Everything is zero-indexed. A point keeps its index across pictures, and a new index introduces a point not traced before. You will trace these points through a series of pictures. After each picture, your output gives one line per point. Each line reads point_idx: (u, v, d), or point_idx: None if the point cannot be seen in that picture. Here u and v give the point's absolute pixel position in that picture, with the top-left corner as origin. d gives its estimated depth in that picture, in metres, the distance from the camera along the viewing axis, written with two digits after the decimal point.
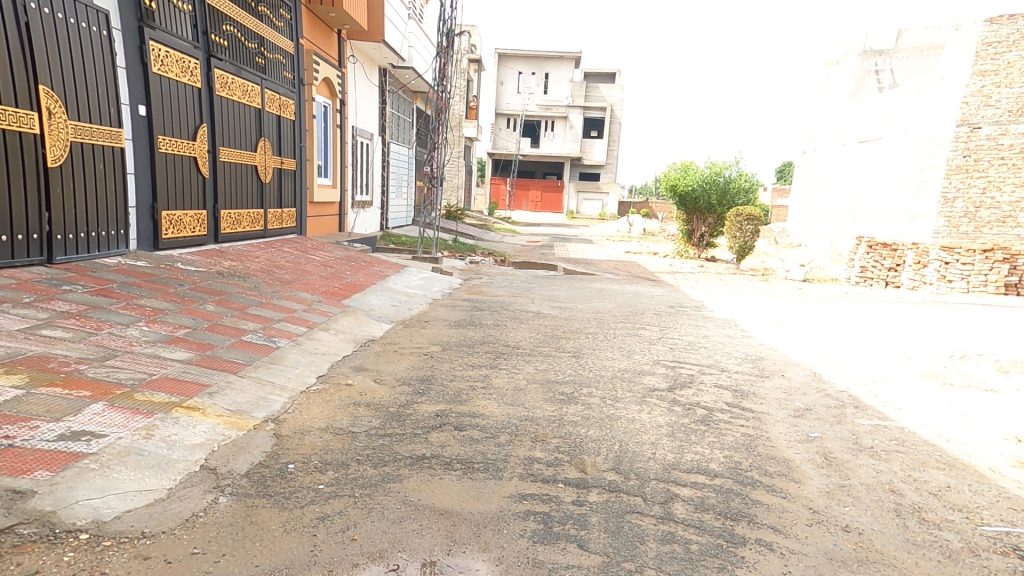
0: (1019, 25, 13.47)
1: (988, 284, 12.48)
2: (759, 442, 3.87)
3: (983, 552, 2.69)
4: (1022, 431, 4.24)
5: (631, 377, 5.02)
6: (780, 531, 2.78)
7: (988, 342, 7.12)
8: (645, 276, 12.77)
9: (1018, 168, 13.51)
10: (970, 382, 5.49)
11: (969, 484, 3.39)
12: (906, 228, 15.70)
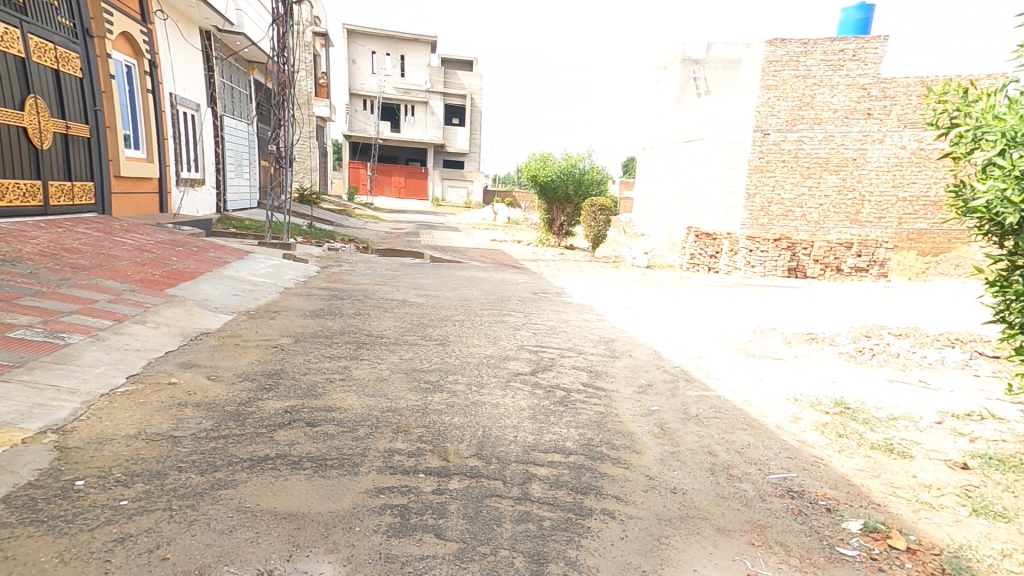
0: (788, 49, 16.07)
1: (777, 268, 14.59)
2: (610, 419, 4.16)
3: (769, 497, 3.18)
4: (799, 391, 5.05)
5: (497, 362, 5.11)
6: (622, 499, 3.00)
7: (779, 318, 8.40)
8: (512, 263, 13.14)
9: (793, 169, 16.49)
10: (767, 352, 6.42)
11: (764, 440, 3.97)
12: (722, 222, 17.80)
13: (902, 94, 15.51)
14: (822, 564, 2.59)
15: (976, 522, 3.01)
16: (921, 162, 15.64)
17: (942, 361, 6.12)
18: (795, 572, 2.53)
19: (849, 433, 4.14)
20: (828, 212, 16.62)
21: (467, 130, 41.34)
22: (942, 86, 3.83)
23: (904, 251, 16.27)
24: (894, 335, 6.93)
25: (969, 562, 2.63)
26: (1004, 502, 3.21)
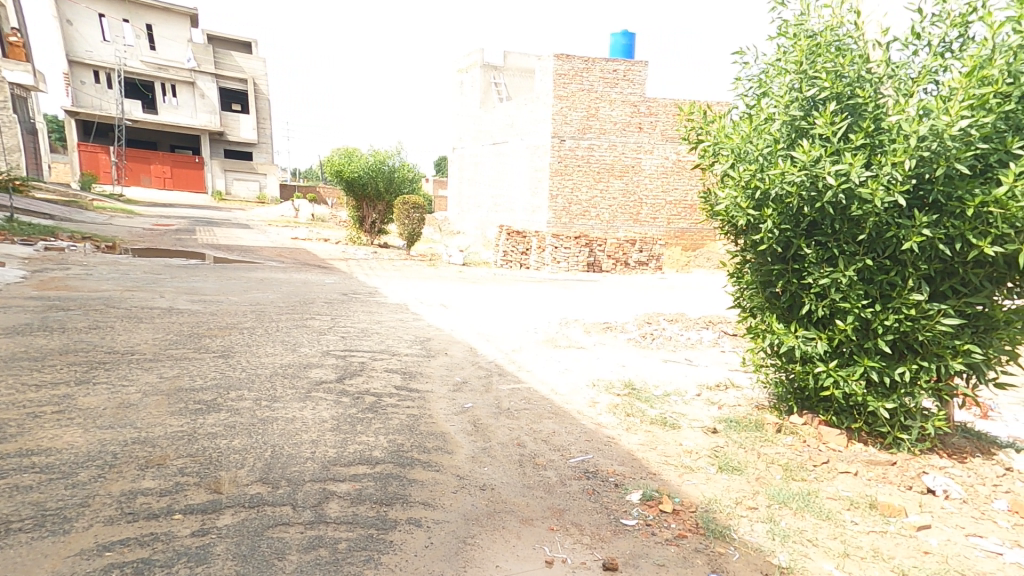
0: (573, 64, 17.61)
1: (577, 264, 16.01)
2: (423, 421, 4.00)
3: (569, 480, 3.33)
4: (596, 377, 5.50)
5: (295, 371, 4.62)
6: (429, 505, 2.87)
7: (579, 309, 9.16)
8: (316, 263, 12.31)
9: (587, 173, 18.20)
10: (571, 342, 6.90)
11: (567, 427, 4.18)
12: (530, 220, 18.97)
13: (662, 112, 18.19)
14: (608, 538, 2.76)
15: (721, 477, 3.52)
16: (679, 170, 18.71)
17: (701, 340, 7.21)
18: (583, 549, 2.65)
19: (635, 411, 4.59)
20: (616, 213, 18.70)
21: (252, 119, 37.80)
22: (689, 106, 4.41)
23: (672, 248, 19.16)
24: (667, 320, 7.96)
25: (715, 514, 3.05)
26: (738, 457, 3.82)
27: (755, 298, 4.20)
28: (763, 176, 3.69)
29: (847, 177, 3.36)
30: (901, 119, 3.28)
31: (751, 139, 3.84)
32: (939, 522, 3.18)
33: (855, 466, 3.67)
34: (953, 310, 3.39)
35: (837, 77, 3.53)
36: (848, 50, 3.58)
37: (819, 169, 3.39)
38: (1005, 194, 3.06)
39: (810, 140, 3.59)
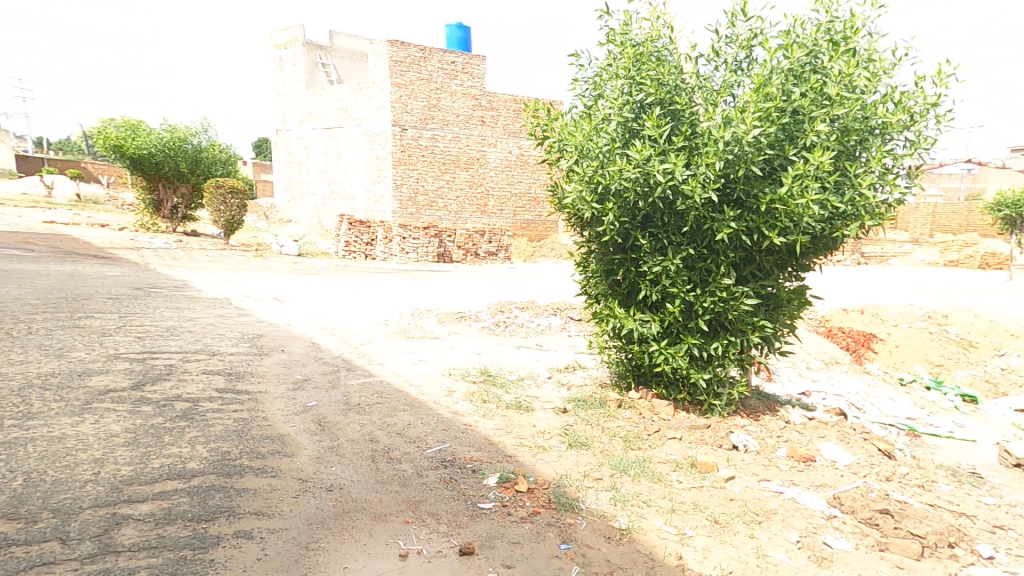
0: (409, 52, 17.31)
1: (427, 255, 15.89)
2: (255, 425, 3.64)
3: (425, 471, 3.29)
4: (452, 366, 5.52)
5: (68, 382, 3.88)
6: (263, 514, 2.63)
7: (429, 300, 9.10)
8: (94, 253, 10.35)
9: (433, 164, 18.14)
10: (425, 332, 6.84)
11: (423, 418, 4.12)
12: (374, 210, 18.24)
13: (502, 107, 19.32)
14: (465, 523, 2.79)
15: (570, 453, 3.77)
16: (522, 165, 19.94)
17: (550, 326, 7.63)
18: (440, 538, 2.65)
19: (491, 397, 4.69)
20: (464, 204, 19.08)
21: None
22: (534, 103, 4.62)
23: (520, 238, 20.12)
24: (519, 308, 8.28)
25: (566, 488, 3.26)
26: (586, 432, 4.13)
27: (600, 286, 4.57)
28: (603, 172, 4.00)
29: (671, 175, 3.79)
30: (710, 126, 3.79)
31: (592, 138, 4.14)
32: (740, 472, 3.79)
33: (680, 432, 4.20)
34: (752, 291, 4.04)
35: (660, 84, 3.96)
36: (665, 60, 4.03)
37: (650, 167, 3.78)
38: (785, 193, 3.72)
39: (641, 140, 3.99)
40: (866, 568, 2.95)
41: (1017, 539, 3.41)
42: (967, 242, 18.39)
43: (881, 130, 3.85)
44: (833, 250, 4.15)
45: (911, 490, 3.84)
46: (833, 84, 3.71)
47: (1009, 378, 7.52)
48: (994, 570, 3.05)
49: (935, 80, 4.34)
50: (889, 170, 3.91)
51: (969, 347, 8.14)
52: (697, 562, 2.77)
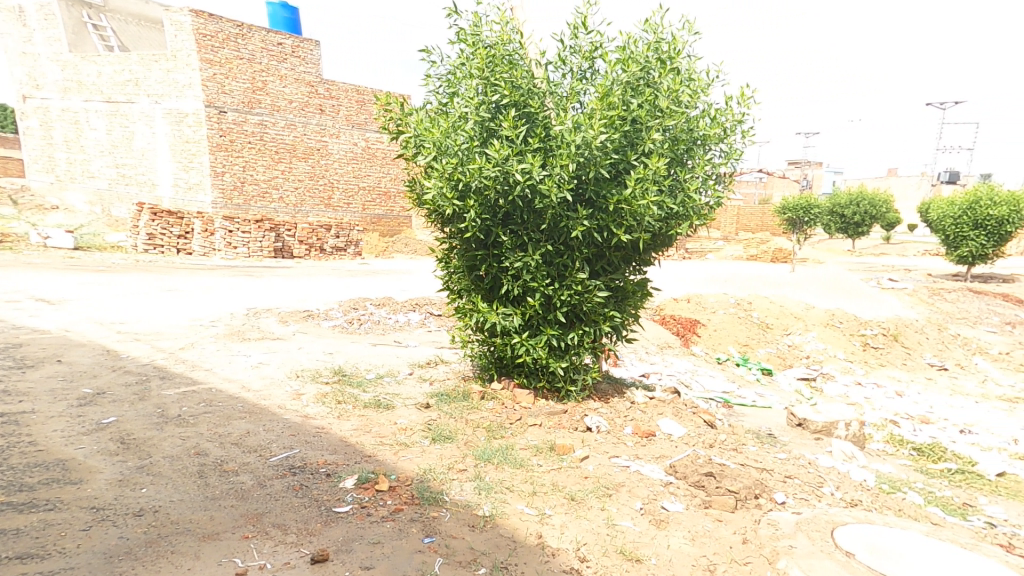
0: (223, 26, 15.25)
1: (263, 250, 14.56)
2: (16, 452, 3.01)
3: (268, 481, 3.01)
4: (299, 367, 5.12)
5: None
6: (28, 556, 2.20)
7: (264, 299, 8.30)
8: None
9: (263, 152, 16.60)
10: (263, 333, 6.24)
11: (263, 425, 3.75)
12: (188, 200, 15.75)
13: (343, 97, 18.72)
14: (318, 530, 2.62)
15: (434, 447, 3.73)
16: (371, 158, 19.98)
17: (408, 322, 7.46)
18: (288, 549, 2.44)
19: (346, 398, 4.44)
20: (304, 196, 18.05)
21: None
22: (385, 96, 4.46)
23: (370, 234, 19.66)
24: (374, 305, 7.97)
25: (430, 482, 3.22)
26: (450, 426, 4.11)
27: (462, 281, 4.59)
28: (463, 170, 4.01)
29: (529, 175, 3.93)
30: (562, 129, 4.00)
31: (449, 135, 4.13)
32: (593, 451, 4.09)
33: (540, 418, 4.39)
34: (603, 285, 4.38)
35: (513, 87, 4.07)
36: (517, 64, 4.15)
37: (508, 167, 3.88)
38: (629, 195, 4.08)
39: (499, 140, 4.07)
40: (695, 524, 3.37)
41: (801, 484, 4.18)
42: (764, 239, 22.17)
43: (702, 141, 4.39)
44: (667, 247, 4.69)
45: (727, 453, 4.48)
46: (663, 99, 4.15)
47: (794, 353, 9.14)
48: (787, 512, 3.70)
49: (741, 100, 5.10)
50: (709, 176, 4.51)
51: (766, 329, 9.74)
52: (556, 539, 2.92)
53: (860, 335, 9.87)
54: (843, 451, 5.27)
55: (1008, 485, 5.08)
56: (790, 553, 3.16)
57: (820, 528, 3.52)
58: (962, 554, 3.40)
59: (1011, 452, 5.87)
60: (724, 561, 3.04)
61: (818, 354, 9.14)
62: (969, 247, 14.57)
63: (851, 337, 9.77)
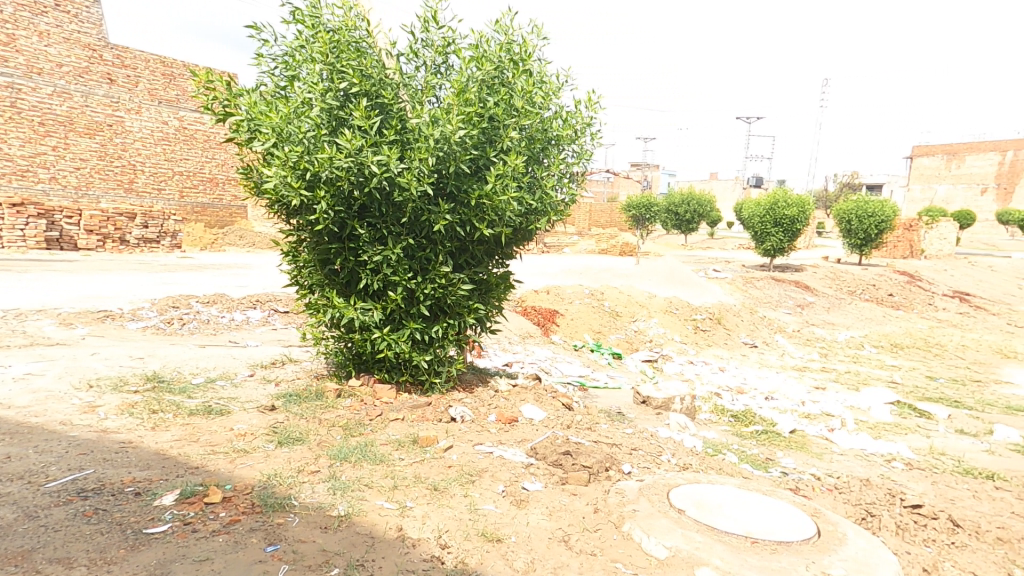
0: None
1: (26, 240, 12.64)
2: None
3: (44, 511, 2.61)
4: (95, 376, 4.51)
5: None
6: None
7: (38, 299, 7.18)
8: None
9: (18, 121, 14.90)
10: (33, 339, 5.39)
11: (33, 447, 3.23)
12: None
13: (143, 66, 17.47)
14: (121, 557, 2.35)
15: (280, 451, 3.55)
16: (189, 140, 18.53)
17: (248, 321, 6.95)
18: None
19: (162, 407, 4.02)
20: (89, 177, 16.31)
21: None
22: (206, 73, 4.10)
23: (193, 225, 17.53)
24: (203, 303, 7.27)
25: (274, 488, 3.07)
26: (300, 428, 3.93)
27: (314, 276, 4.39)
28: (311, 159, 3.84)
29: (386, 167, 3.89)
30: (418, 122, 4.01)
31: (292, 121, 3.91)
32: (458, 440, 4.19)
33: (402, 412, 4.38)
34: (466, 278, 4.50)
35: (363, 76, 4.00)
36: (365, 53, 4.08)
37: (363, 158, 3.80)
38: (490, 191, 4.23)
39: (350, 130, 3.97)
40: (553, 500, 3.64)
41: (645, 455, 4.70)
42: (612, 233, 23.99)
43: (556, 141, 4.69)
44: (527, 241, 4.95)
45: (583, 432, 4.87)
46: (518, 99, 4.35)
47: (639, 338, 10.12)
48: (631, 481, 4.14)
49: (588, 105, 5.54)
50: (564, 175, 4.85)
51: (616, 316, 10.64)
52: (417, 530, 2.97)
53: (692, 319, 11.23)
54: (679, 422, 5.96)
55: (798, 439, 6.18)
56: (633, 516, 3.55)
57: (659, 491, 4.01)
58: (764, 499, 4.10)
59: (802, 412, 7.13)
60: (577, 531, 3.34)
61: (659, 338, 10.23)
62: (772, 241, 17.19)
63: (684, 322, 11.07)
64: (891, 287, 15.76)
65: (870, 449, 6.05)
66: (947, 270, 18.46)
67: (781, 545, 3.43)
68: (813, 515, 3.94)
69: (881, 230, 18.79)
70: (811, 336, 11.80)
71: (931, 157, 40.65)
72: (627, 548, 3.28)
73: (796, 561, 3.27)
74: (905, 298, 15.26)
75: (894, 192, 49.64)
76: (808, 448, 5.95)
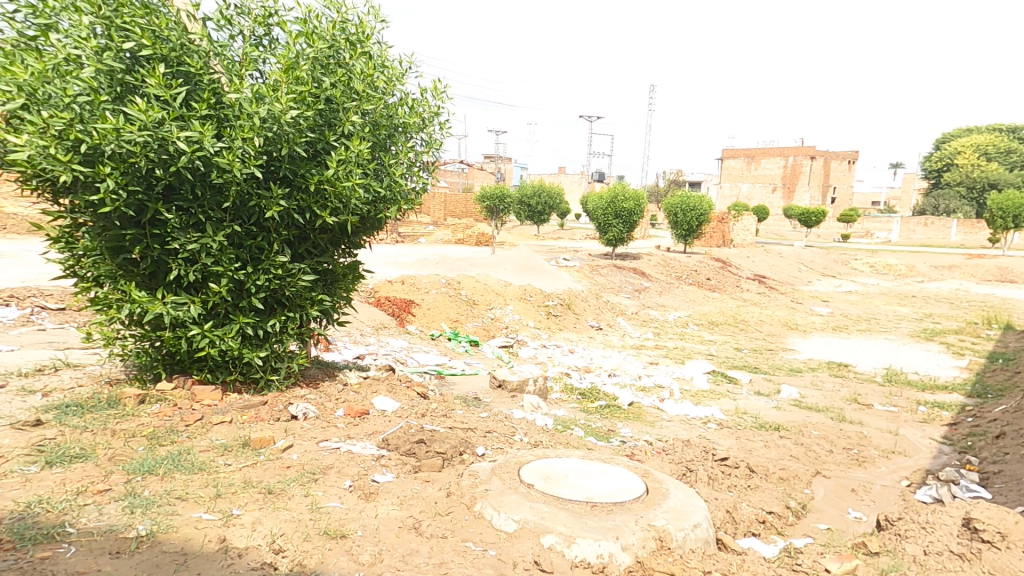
0: None
1: None
2: None
3: None
4: None
5: None
6: None
7: None
8: None
9: None
10: None
11: None
12: None
13: None
14: None
15: (50, 473, 3.11)
16: None
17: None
18: None
19: None
20: None
21: None
22: None
23: None
24: None
25: (36, 518, 2.68)
26: (82, 442, 3.47)
27: (101, 266, 3.85)
28: (85, 129, 3.37)
29: (199, 145, 3.57)
30: (239, 98, 3.73)
31: (55, 84, 3.37)
32: (299, 439, 4.02)
33: (230, 414, 4.09)
34: (308, 268, 4.31)
35: (156, 38, 3.58)
36: (157, 11, 3.64)
37: (165, 133, 3.44)
38: (332, 176, 4.10)
39: (143, 98, 3.54)
40: (404, 489, 3.66)
41: (498, 436, 4.90)
42: (468, 224, 24.26)
43: (403, 129, 4.67)
44: (377, 230, 4.84)
45: (437, 420, 4.94)
46: (358, 82, 4.23)
47: (496, 325, 10.46)
48: (484, 462, 4.24)
49: (435, 94, 5.56)
50: (413, 163, 4.83)
51: (473, 305, 10.86)
52: (245, 538, 2.82)
53: (544, 306, 11.88)
54: (531, 402, 6.30)
55: (635, 410, 6.90)
56: (485, 495, 3.61)
57: (511, 469, 4.07)
58: (604, 467, 4.30)
59: (638, 385, 7.95)
60: (427, 517, 3.39)
61: (515, 324, 10.67)
62: (614, 231, 18.72)
63: (538, 308, 11.67)
64: (709, 271, 18.13)
65: (691, 413, 6.95)
66: (750, 256, 21.72)
67: (617, 506, 3.61)
68: (644, 476, 4.21)
69: (701, 222, 21.50)
70: (647, 317, 13.16)
71: (736, 159, 47.19)
72: (478, 526, 3.37)
73: (629, 518, 3.47)
74: (720, 281, 17.68)
75: (710, 188, 56.92)
76: (643, 417, 6.66)
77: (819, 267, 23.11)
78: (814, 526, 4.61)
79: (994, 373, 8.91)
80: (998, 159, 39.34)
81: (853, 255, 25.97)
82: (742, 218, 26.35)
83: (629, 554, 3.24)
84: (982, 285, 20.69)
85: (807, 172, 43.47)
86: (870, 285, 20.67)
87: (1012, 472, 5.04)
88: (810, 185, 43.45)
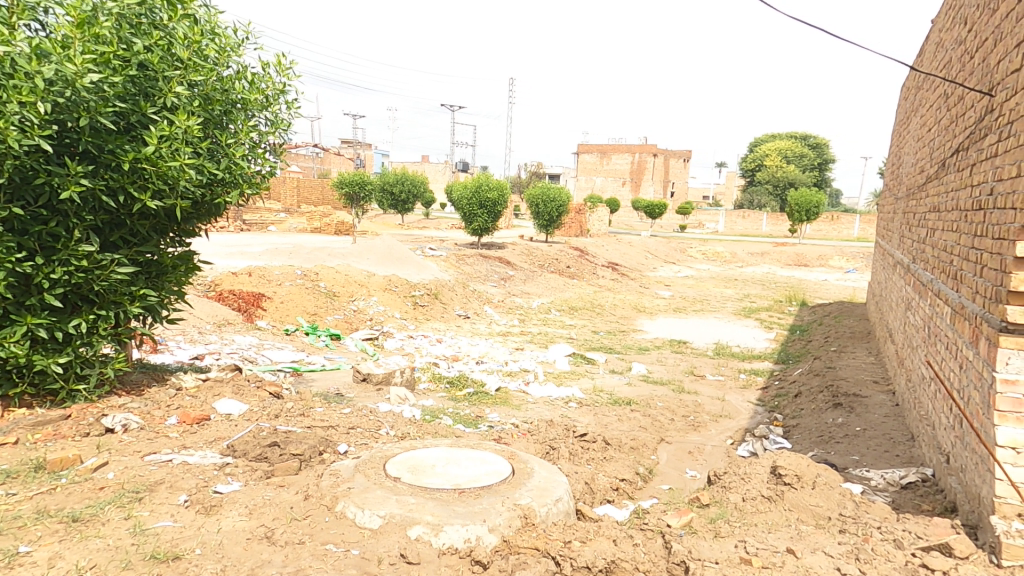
0: None
1: None
2: None
3: None
4: None
5: None
6: None
7: None
8: None
9: None
10: None
11: None
12: None
13: None
14: None
15: None
16: None
17: None
18: None
19: None
20: None
21: None
22: None
23: None
24: None
25: None
26: None
27: None
28: None
29: None
30: (10, 52, 3.11)
31: None
32: (117, 455, 3.52)
33: (16, 435, 3.45)
34: (124, 258, 3.76)
35: None
36: None
37: None
38: (153, 154, 3.61)
39: None
40: (253, 497, 3.36)
41: (362, 432, 4.71)
42: (325, 211, 22.87)
43: (242, 105, 4.24)
44: (214, 216, 4.36)
45: (294, 419, 4.61)
46: (181, 47, 3.74)
47: (359, 317, 10.03)
48: (347, 459, 4.04)
49: (279, 69, 5.11)
50: (257, 144, 4.40)
51: (333, 297, 10.30)
52: None
53: (410, 296, 11.66)
54: (398, 395, 6.15)
55: (501, 395, 7.07)
56: (348, 494, 3.44)
57: (376, 464, 3.92)
58: (472, 452, 4.35)
59: (505, 371, 8.15)
60: (281, 524, 3.15)
61: (379, 316, 10.35)
62: (479, 221, 18.97)
63: (404, 299, 11.42)
64: (568, 260, 19.15)
65: (554, 394, 7.29)
66: (604, 245, 23.35)
67: (484, 490, 3.67)
68: (510, 457, 4.32)
69: (561, 213, 22.62)
70: (512, 305, 13.54)
71: (589, 154, 50.05)
72: (340, 527, 3.21)
73: (495, 500, 3.54)
74: (578, 269, 18.78)
75: (568, 181, 60.01)
76: (509, 402, 6.85)
77: (661, 255, 25.59)
78: (658, 487, 5.12)
79: (795, 342, 10.61)
80: (795, 162, 46.59)
81: (689, 243, 29.15)
82: (596, 209, 28.19)
83: (496, 534, 3.29)
84: (786, 269, 24.48)
85: (649, 168, 48.16)
86: (702, 270, 23.39)
87: (806, 424, 6.04)
88: (652, 180, 48.15)
